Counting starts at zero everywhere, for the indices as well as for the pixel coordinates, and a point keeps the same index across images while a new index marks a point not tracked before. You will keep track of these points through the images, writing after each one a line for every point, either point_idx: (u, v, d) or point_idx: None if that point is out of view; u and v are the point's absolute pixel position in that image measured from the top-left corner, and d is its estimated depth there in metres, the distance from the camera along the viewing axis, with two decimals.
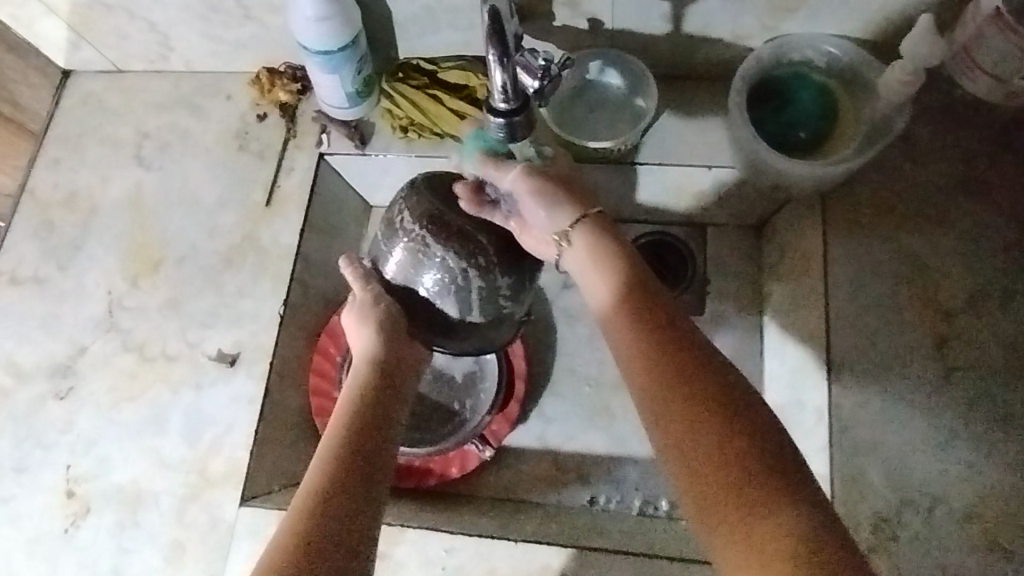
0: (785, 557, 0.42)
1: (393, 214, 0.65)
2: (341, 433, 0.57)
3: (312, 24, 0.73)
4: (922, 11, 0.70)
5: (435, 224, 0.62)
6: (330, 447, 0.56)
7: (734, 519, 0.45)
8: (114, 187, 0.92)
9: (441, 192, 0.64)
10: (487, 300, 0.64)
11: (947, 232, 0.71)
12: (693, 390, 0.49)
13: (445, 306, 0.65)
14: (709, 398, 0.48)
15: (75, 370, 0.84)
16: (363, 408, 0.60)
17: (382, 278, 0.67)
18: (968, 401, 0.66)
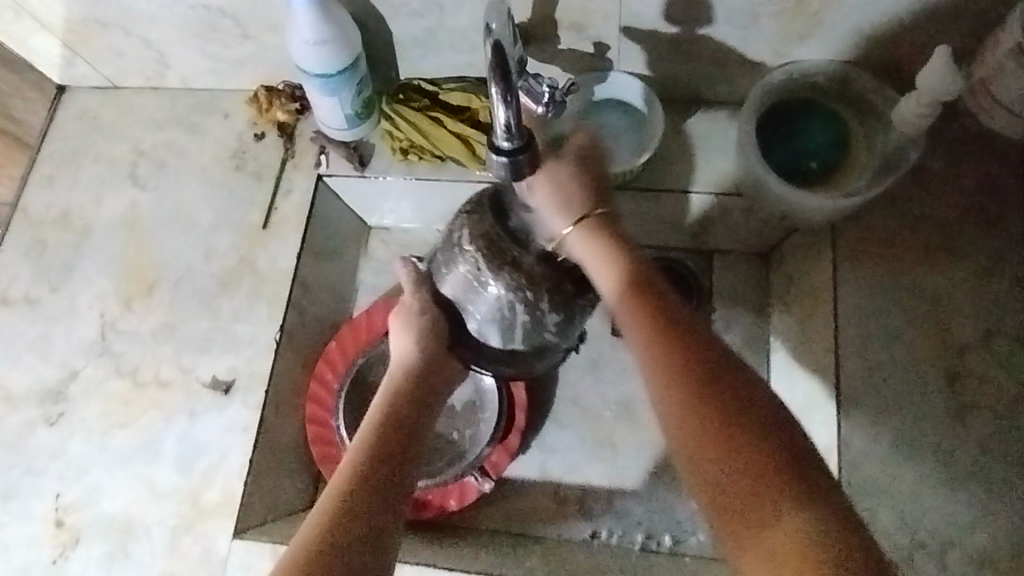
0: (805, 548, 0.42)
1: (454, 228, 0.62)
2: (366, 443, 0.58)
3: (311, 46, 0.71)
4: (936, 41, 0.68)
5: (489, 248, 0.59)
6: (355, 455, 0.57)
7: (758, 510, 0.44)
8: (109, 206, 0.90)
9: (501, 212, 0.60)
10: (532, 331, 0.62)
11: (960, 264, 0.70)
12: (716, 393, 0.48)
13: (488, 333, 0.65)
14: (728, 403, 0.47)
15: (66, 396, 0.82)
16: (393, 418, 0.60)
17: (437, 289, 0.66)
18: (982, 440, 0.64)
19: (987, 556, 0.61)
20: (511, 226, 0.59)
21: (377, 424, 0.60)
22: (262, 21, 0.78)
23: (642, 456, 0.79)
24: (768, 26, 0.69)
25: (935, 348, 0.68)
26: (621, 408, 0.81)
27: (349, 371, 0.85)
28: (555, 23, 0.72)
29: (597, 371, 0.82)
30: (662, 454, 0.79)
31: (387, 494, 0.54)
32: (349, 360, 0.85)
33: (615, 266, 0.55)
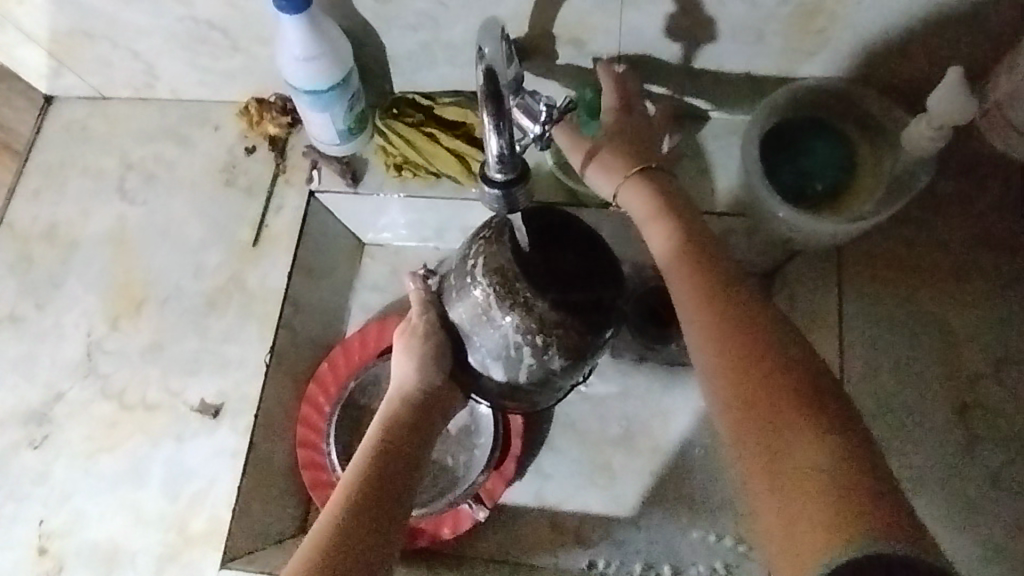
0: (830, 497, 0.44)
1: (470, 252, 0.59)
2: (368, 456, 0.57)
3: (301, 62, 0.69)
4: (949, 60, 0.66)
5: (496, 284, 0.56)
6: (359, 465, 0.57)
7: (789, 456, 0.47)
8: (95, 222, 0.88)
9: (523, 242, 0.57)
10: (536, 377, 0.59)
11: (970, 290, 0.68)
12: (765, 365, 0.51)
13: (492, 367, 0.59)
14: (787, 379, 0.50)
15: (51, 418, 0.80)
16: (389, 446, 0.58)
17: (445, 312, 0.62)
18: (994, 471, 0.62)
19: None
20: (529, 260, 0.56)
21: (374, 450, 0.58)
22: (252, 34, 0.76)
23: (641, 484, 0.77)
24: (773, 42, 0.67)
25: (945, 374, 0.66)
26: (619, 434, 0.79)
27: (340, 395, 0.82)
28: (554, 39, 0.70)
29: (596, 396, 0.80)
30: (661, 482, 0.77)
31: (380, 524, 0.53)
32: (340, 382, 0.83)
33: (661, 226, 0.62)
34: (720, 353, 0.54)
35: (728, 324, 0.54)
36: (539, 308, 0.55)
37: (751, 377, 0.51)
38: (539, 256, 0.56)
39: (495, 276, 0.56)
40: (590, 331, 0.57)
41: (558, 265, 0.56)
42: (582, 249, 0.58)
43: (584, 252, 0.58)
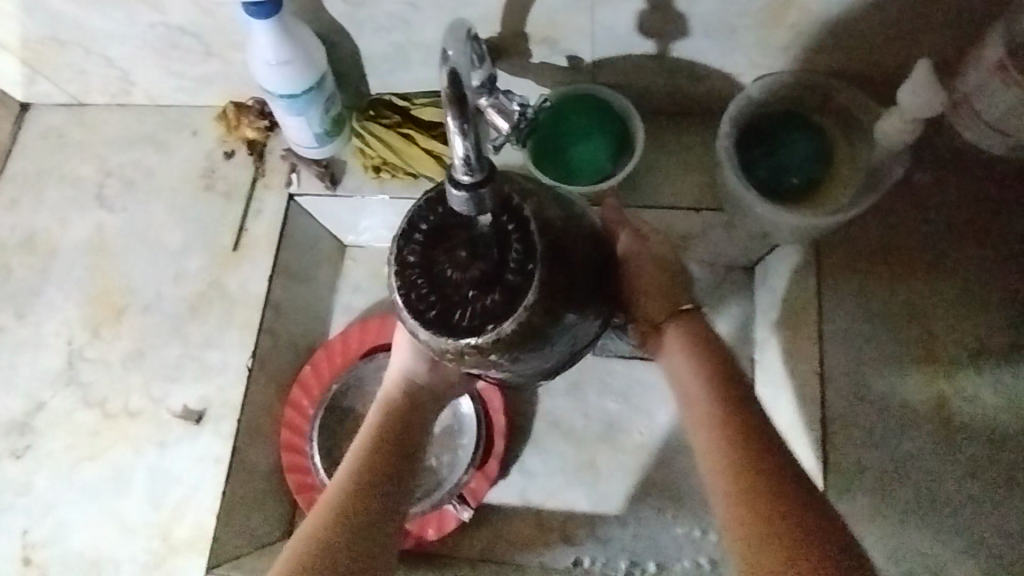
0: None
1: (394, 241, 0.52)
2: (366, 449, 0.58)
3: (273, 67, 0.69)
4: (920, 52, 0.66)
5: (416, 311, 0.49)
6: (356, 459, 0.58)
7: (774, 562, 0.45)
8: (74, 230, 0.87)
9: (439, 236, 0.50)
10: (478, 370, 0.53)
11: (951, 277, 0.66)
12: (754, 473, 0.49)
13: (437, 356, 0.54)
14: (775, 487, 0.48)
15: (33, 428, 0.80)
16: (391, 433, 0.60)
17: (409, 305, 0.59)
18: (970, 471, 0.58)
19: None
20: (444, 260, 0.49)
21: (370, 443, 0.59)
22: (224, 39, 0.75)
23: (625, 481, 0.77)
24: (745, 38, 0.67)
25: (927, 367, 0.63)
26: (603, 431, 0.79)
27: (324, 396, 0.83)
28: (527, 38, 0.69)
29: (579, 393, 0.80)
30: (646, 478, 0.77)
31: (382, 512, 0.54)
32: (324, 385, 0.83)
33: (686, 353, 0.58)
34: (714, 441, 0.52)
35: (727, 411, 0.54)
36: (468, 314, 0.48)
37: (735, 447, 0.51)
38: (466, 259, 0.49)
39: (414, 296, 0.50)
40: (537, 331, 0.50)
41: (476, 258, 0.49)
42: (507, 237, 0.49)
43: (514, 238, 0.49)
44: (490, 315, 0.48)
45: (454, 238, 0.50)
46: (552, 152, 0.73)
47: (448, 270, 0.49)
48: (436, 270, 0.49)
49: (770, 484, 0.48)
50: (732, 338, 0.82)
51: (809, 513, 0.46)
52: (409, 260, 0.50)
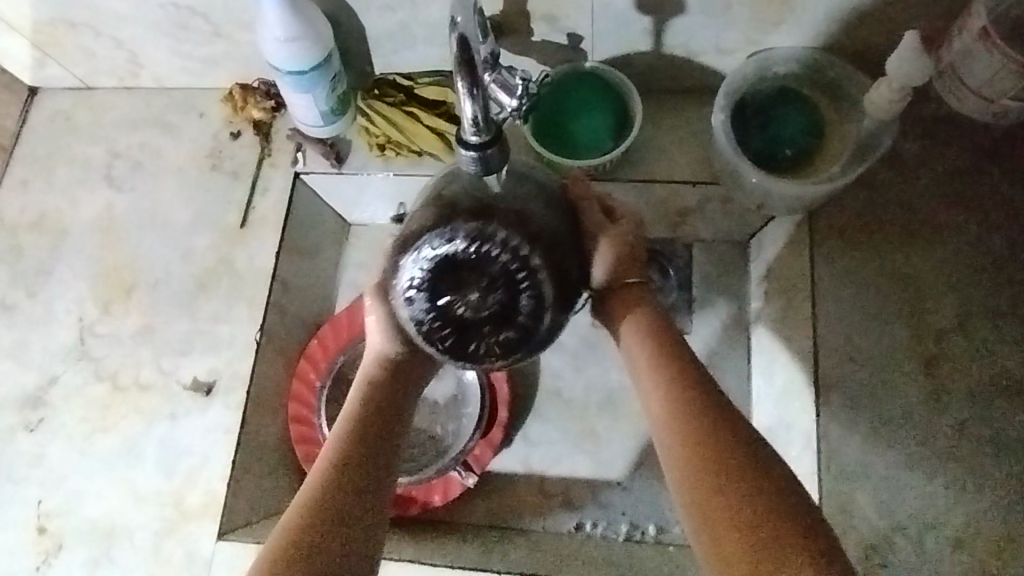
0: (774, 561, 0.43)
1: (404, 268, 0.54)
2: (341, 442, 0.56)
3: (282, 44, 0.71)
4: (908, 25, 0.68)
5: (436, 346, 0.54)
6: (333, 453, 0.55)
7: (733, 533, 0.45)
8: (83, 209, 0.89)
9: (448, 278, 0.52)
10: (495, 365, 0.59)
11: (933, 247, 0.70)
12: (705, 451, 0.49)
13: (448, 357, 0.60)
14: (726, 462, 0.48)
15: (45, 402, 0.82)
16: (367, 417, 0.58)
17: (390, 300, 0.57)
18: (958, 421, 0.65)
19: (964, 539, 0.62)
20: (458, 301, 0.52)
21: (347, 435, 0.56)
22: (233, 19, 0.77)
23: (625, 448, 0.80)
24: (740, 15, 0.70)
25: (910, 334, 0.68)
26: (603, 400, 0.81)
27: (332, 368, 0.85)
28: (529, 15, 0.71)
29: (580, 364, 0.82)
30: (645, 445, 0.79)
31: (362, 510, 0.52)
32: (330, 358, 0.85)
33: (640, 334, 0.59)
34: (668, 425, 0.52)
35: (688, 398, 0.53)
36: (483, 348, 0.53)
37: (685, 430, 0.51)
38: (481, 302, 0.52)
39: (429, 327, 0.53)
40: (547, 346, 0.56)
41: (487, 302, 0.52)
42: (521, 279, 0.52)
43: (529, 280, 0.53)
44: (503, 349, 0.54)
45: (466, 278, 0.52)
46: (556, 129, 0.76)
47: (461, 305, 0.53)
48: (448, 309, 0.53)
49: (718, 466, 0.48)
50: (727, 309, 0.84)
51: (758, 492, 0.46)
52: (425, 282, 0.53)
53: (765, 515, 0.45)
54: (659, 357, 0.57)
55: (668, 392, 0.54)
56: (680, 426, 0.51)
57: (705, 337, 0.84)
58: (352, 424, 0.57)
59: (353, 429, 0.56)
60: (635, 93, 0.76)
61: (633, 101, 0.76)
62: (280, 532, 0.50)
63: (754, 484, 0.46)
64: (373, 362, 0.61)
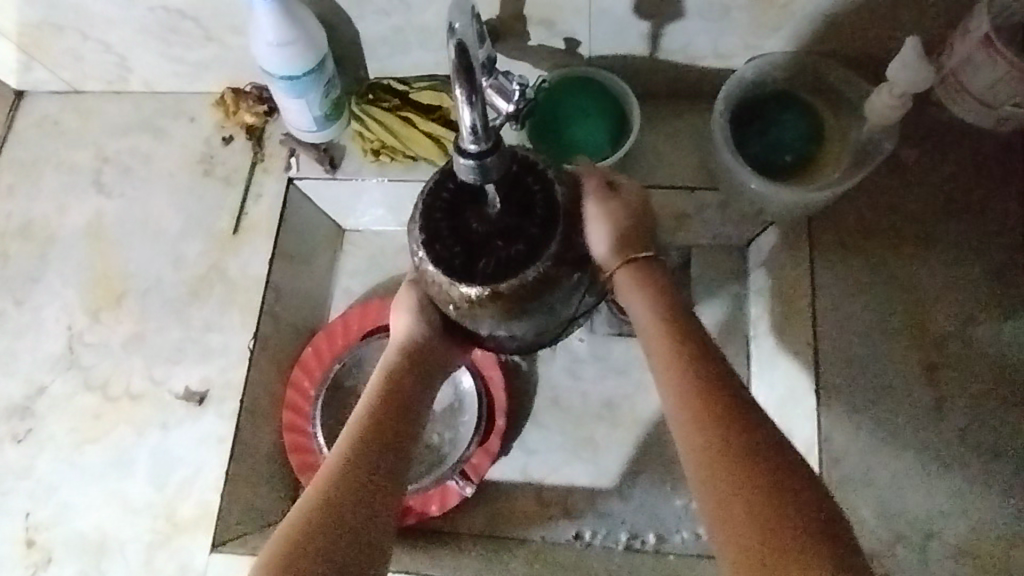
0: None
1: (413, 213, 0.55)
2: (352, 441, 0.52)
3: (275, 49, 0.69)
4: (907, 30, 0.68)
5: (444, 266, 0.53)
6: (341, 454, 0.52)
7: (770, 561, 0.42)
8: (72, 215, 0.88)
9: (461, 197, 0.54)
10: (528, 331, 0.57)
11: (934, 252, 0.70)
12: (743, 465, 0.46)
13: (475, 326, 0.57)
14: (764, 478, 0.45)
15: (33, 412, 0.80)
16: (388, 403, 0.56)
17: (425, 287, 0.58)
18: (959, 430, 0.64)
19: (966, 547, 0.61)
20: (476, 220, 0.53)
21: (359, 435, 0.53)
22: (225, 23, 0.76)
23: (623, 455, 0.79)
24: (739, 20, 0.69)
25: (912, 340, 0.68)
26: (601, 408, 0.80)
27: (325, 377, 0.83)
28: (525, 20, 0.71)
29: (577, 372, 0.82)
30: (642, 452, 0.79)
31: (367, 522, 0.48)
32: (325, 366, 0.84)
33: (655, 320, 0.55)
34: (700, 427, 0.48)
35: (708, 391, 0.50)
36: (506, 263, 0.52)
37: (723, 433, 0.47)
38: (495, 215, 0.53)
39: (440, 244, 0.53)
40: (556, 285, 0.53)
41: (506, 215, 0.53)
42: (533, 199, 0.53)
43: (543, 205, 0.53)
44: (508, 265, 0.52)
45: (479, 195, 0.54)
46: (555, 136, 0.75)
47: (475, 223, 0.53)
48: (463, 226, 0.53)
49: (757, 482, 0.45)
50: (725, 315, 0.84)
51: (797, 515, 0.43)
52: (438, 207, 0.54)
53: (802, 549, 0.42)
54: (679, 341, 0.54)
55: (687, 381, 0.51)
56: (698, 423, 0.48)
57: None
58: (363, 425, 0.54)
59: (374, 414, 0.54)
60: (632, 97, 0.75)
61: (631, 105, 0.75)
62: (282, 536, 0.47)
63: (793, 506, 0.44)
64: (397, 347, 0.60)
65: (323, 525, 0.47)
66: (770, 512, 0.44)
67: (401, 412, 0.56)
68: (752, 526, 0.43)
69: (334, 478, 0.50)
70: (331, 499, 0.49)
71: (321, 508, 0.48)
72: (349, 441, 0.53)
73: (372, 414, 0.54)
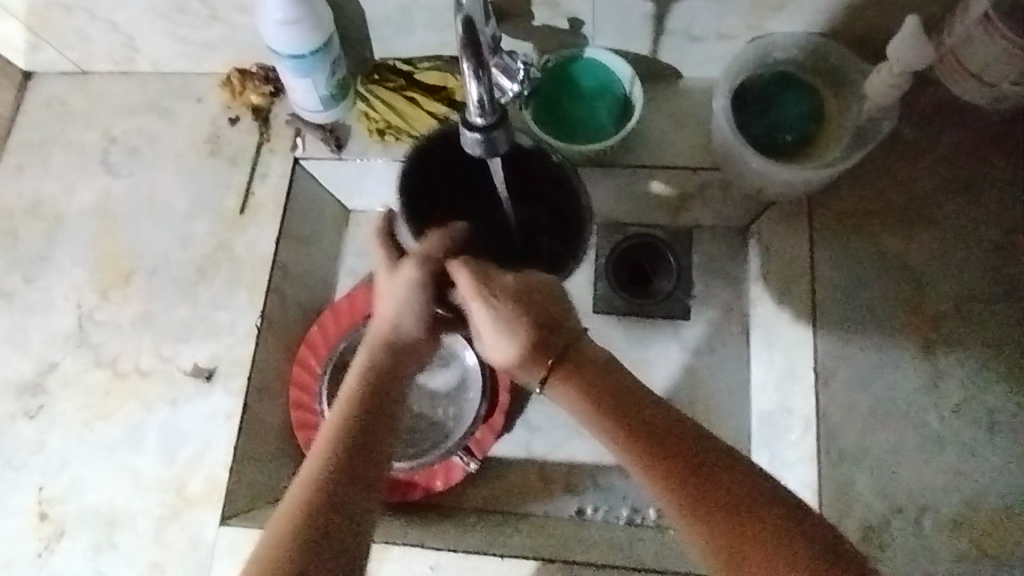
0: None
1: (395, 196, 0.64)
2: (333, 432, 0.51)
3: (281, 28, 0.70)
4: (911, 10, 0.68)
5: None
6: (322, 447, 0.51)
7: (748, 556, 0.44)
8: (81, 196, 0.88)
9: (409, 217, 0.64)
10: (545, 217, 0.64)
11: (933, 232, 0.71)
12: (681, 476, 0.47)
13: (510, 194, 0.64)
14: (712, 484, 0.46)
15: (45, 388, 0.82)
16: (365, 392, 0.54)
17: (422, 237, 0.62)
18: (955, 404, 0.65)
19: (960, 520, 0.63)
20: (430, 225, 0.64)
21: (340, 425, 0.52)
22: (231, 3, 0.76)
23: None
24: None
25: (910, 317, 0.69)
26: None
27: (332, 355, 0.84)
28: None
29: None
30: None
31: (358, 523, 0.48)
32: (330, 344, 0.84)
33: (569, 393, 0.52)
34: (642, 454, 0.48)
35: (654, 452, 0.48)
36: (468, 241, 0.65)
37: (646, 448, 0.48)
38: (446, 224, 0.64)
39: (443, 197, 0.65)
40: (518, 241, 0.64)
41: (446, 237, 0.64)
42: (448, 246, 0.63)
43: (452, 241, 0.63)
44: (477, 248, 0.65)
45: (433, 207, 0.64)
46: (557, 116, 0.76)
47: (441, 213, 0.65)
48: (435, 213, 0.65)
49: (704, 483, 0.46)
50: (726, 296, 0.84)
51: (745, 501, 0.45)
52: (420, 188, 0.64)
53: (772, 544, 0.44)
54: (583, 386, 0.52)
55: (628, 445, 0.49)
56: (625, 436, 0.49)
57: (702, 320, 0.84)
58: (342, 418, 0.52)
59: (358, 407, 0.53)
60: (637, 81, 0.75)
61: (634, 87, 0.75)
62: (266, 546, 0.46)
63: (746, 508, 0.45)
64: (380, 338, 0.58)
65: (315, 529, 0.47)
66: (720, 510, 0.45)
67: (384, 397, 0.54)
68: (719, 523, 0.45)
69: (315, 476, 0.49)
70: (314, 500, 0.48)
71: (302, 513, 0.47)
72: (327, 438, 0.51)
73: (351, 405, 0.53)
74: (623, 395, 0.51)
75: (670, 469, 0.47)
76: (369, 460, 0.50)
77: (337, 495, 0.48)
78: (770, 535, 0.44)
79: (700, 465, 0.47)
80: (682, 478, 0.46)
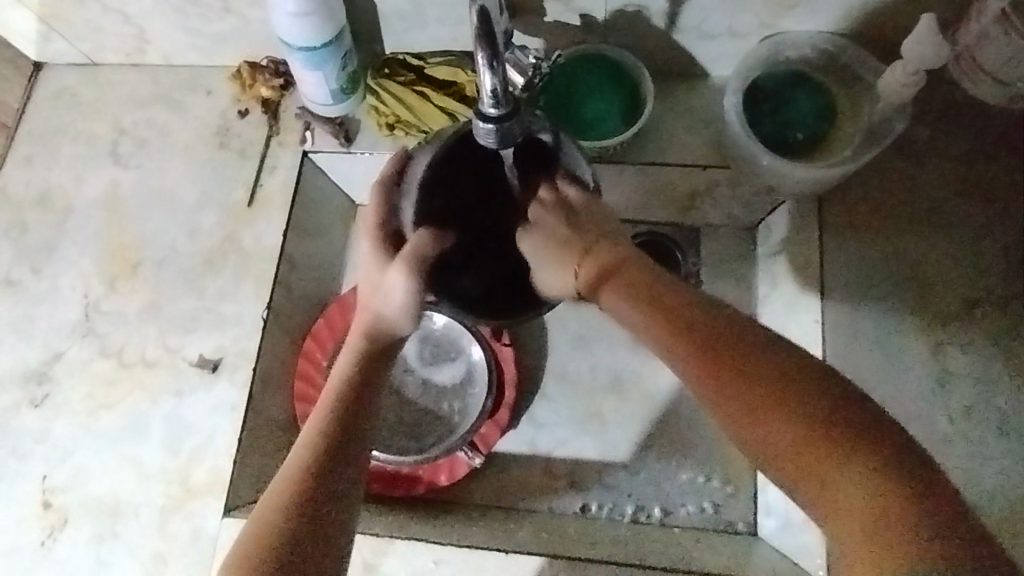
0: (831, 441, 0.44)
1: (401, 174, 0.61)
2: (320, 414, 0.52)
3: (293, 19, 0.70)
4: (925, 9, 0.68)
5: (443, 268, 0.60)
6: (309, 430, 0.52)
7: (789, 426, 0.46)
8: (89, 186, 0.88)
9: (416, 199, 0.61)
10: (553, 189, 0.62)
11: (942, 232, 0.71)
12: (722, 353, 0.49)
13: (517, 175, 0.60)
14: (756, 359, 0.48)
15: (50, 377, 0.82)
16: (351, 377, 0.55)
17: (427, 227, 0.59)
18: (965, 406, 0.64)
19: None
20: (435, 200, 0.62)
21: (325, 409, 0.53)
22: None
23: (632, 430, 0.80)
24: None
25: (918, 317, 0.68)
26: (609, 382, 0.82)
27: (338, 348, 0.83)
28: None
29: (587, 346, 0.83)
30: (651, 428, 0.80)
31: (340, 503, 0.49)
32: (337, 337, 0.84)
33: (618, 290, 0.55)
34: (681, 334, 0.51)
35: (694, 331, 0.51)
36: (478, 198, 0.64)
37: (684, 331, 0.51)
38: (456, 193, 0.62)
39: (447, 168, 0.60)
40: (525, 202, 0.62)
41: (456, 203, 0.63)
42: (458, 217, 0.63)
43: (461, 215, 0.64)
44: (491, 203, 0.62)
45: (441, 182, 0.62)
46: (568, 112, 0.76)
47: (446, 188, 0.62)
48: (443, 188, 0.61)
49: (743, 361, 0.48)
50: (734, 295, 0.84)
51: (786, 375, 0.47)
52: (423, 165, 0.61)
53: (813, 411, 0.46)
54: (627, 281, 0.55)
55: (669, 329, 0.51)
56: (667, 320, 0.52)
57: None
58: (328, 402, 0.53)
59: (338, 408, 0.52)
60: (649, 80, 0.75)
61: (646, 85, 0.75)
62: (250, 529, 0.47)
63: (789, 382, 0.47)
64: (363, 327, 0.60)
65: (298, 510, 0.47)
66: (761, 385, 0.47)
67: (367, 380, 0.55)
68: (760, 392, 0.47)
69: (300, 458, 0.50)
70: (297, 481, 0.48)
71: (286, 494, 0.48)
72: (309, 437, 0.51)
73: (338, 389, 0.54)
74: (661, 289, 0.54)
75: (710, 345, 0.50)
76: (350, 439, 0.51)
77: (320, 475, 0.49)
78: (809, 404, 0.46)
79: (782, 379, 0.47)
80: (720, 358, 0.49)
